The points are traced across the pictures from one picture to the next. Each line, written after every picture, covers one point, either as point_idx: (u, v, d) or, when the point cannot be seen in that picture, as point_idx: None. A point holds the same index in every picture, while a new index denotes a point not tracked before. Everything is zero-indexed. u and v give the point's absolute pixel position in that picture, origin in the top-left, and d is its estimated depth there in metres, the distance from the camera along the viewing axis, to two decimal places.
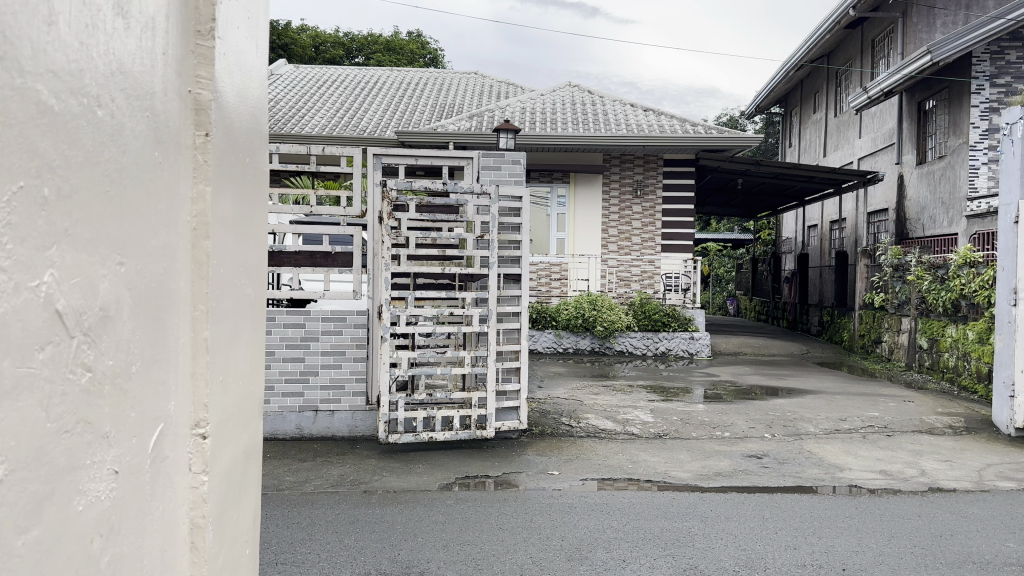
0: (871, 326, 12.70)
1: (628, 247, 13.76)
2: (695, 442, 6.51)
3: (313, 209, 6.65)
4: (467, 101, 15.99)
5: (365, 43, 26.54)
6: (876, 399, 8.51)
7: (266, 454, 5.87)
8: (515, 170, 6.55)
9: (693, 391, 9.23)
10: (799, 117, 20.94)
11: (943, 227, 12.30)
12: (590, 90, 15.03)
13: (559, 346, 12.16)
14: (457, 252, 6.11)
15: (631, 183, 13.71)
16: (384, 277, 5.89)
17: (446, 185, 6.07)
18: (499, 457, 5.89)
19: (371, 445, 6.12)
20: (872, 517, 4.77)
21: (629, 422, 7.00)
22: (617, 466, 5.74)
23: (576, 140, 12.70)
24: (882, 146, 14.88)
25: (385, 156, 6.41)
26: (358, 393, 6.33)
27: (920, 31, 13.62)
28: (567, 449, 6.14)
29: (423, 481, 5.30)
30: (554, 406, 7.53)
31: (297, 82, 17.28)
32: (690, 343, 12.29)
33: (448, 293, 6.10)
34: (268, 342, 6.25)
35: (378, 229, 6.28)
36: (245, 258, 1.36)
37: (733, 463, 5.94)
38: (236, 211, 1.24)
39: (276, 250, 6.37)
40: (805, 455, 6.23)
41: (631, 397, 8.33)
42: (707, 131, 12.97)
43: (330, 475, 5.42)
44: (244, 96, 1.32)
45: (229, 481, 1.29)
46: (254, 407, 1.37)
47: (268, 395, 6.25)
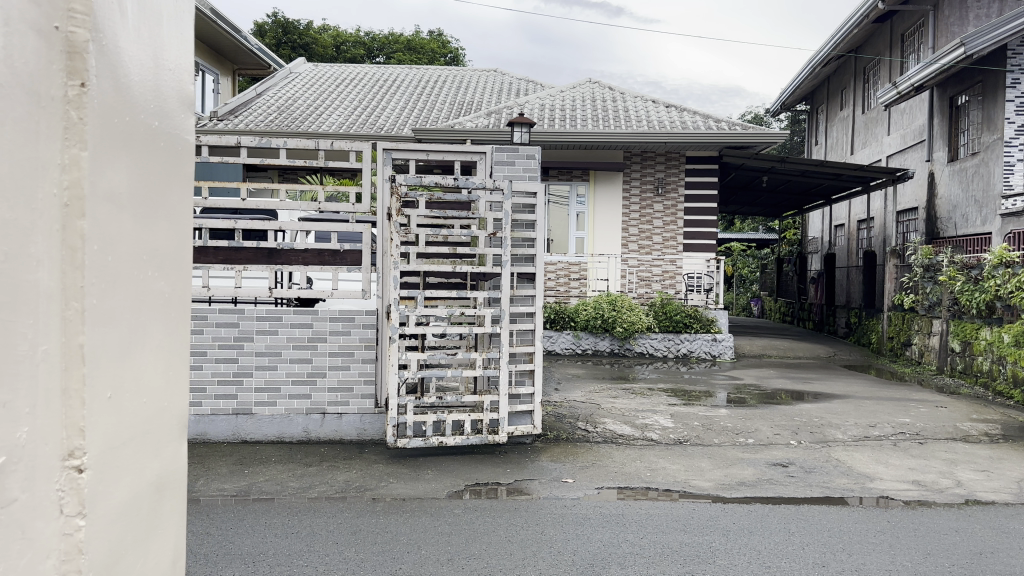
0: (901, 328, 12.31)
1: (649, 247, 13.49)
2: (717, 448, 6.25)
3: (322, 206, 6.47)
4: (486, 99, 15.78)
5: (386, 42, 26.46)
6: (907, 404, 8.18)
7: (271, 458, 5.69)
8: (530, 165, 6.31)
9: (715, 394, 8.97)
10: (826, 115, 20.50)
11: (976, 226, 11.89)
12: (610, 87, 14.78)
13: (577, 347, 11.89)
14: (468, 250, 5.89)
15: (652, 181, 13.43)
16: (392, 276, 5.66)
17: (458, 181, 5.87)
18: (512, 463, 5.66)
19: (380, 450, 5.92)
20: (905, 532, 4.48)
21: (648, 427, 6.74)
22: (635, 474, 5.49)
23: (596, 137, 12.45)
24: (912, 143, 14.46)
25: (395, 151, 6.19)
26: (366, 395, 6.14)
27: (952, 25, 13.22)
28: (583, 455, 5.91)
29: (432, 489, 5.08)
30: (571, 410, 7.30)
31: (315, 80, 17.17)
32: (713, 345, 11.94)
33: (459, 292, 5.89)
34: (275, 342, 6.06)
35: (387, 226, 6.04)
36: (169, 245, 1.01)
37: (756, 472, 5.67)
38: (137, 183, 0.89)
39: (284, 247, 6.20)
40: (833, 464, 5.94)
41: (651, 401, 8.08)
42: (730, 128, 12.68)
43: (335, 481, 5.22)
44: (156, 46, 0.96)
45: (139, 524, 0.94)
46: (166, 428, 1.01)
47: (275, 397, 6.07)
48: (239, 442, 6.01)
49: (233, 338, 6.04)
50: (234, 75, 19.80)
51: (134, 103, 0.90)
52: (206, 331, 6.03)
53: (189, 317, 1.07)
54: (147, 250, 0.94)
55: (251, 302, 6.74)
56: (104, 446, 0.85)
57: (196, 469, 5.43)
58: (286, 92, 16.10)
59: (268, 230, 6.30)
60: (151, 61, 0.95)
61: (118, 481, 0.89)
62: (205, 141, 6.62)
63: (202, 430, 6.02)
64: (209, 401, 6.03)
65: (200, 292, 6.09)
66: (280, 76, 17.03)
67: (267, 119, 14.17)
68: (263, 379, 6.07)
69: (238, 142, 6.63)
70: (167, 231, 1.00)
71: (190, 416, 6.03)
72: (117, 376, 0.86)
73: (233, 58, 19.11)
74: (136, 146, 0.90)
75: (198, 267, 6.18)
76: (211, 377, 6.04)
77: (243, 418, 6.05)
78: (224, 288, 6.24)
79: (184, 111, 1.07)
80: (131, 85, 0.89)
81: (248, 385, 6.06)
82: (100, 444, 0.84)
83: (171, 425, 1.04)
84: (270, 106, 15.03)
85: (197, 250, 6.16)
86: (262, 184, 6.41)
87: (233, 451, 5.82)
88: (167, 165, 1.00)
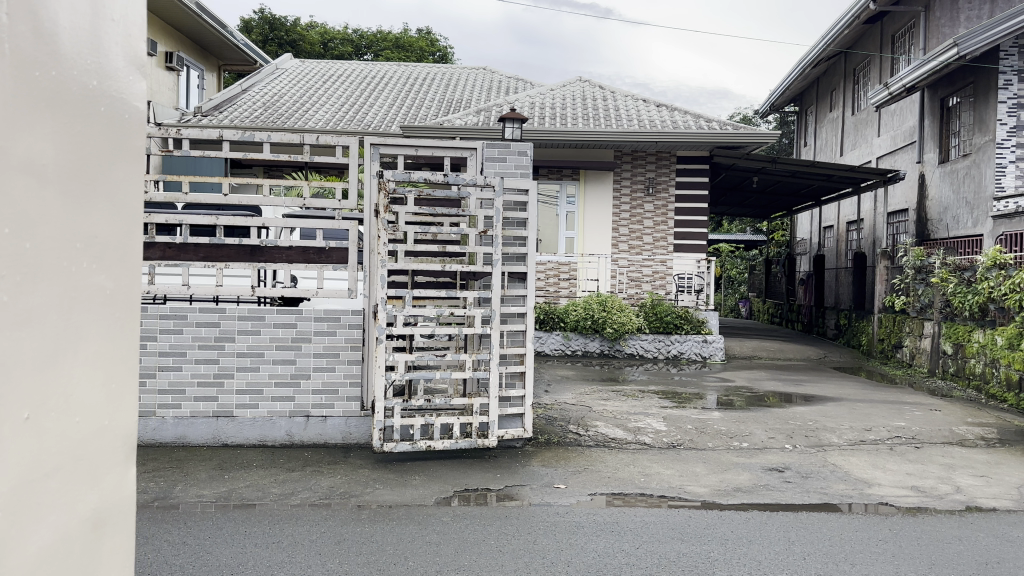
0: (892, 330, 12.24)
1: (639, 247, 13.36)
2: (711, 452, 6.11)
3: (307, 202, 6.28)
4: (475, 97, 15.61)
5: (375, 39, 26.13)
6: (901, 407, 8.08)
7: (252, 463, 5.50)
8: (521, 162, 6.15)
9: (707, 396, 8.84)
10: (815, 116, 20.46)
11: (967, 228, 11.85)
12: (601, 85, 14.64)
13: (567, 348, 11.73)
14: (458, 249, 5.72)
15: (642, 180, 13.30)
16: (379, 275, 5.49)
17: (448, 178, 5.70)
18: (502, 468, 5.50)
19: (365, 454, 5.75)
20: (908, 541, 4.35)
21: (641, 430, 6.59)
22: (629, 479, 5.34)
23: (587, 135, 12.28)
24: (903, 144, 14.41)
25: (383, 146, 6.01)
26: (352, 398, 5.96)
27: (943, 25, 13.16)
28: (574, 459, 5.76)
29: (419, 495, 4.91)
30: (562, 412, 7.15)
31: (301, 77, 16.93)
32: (703, 347, 11.86)
33: (449, 292, 5.72)
34: (258, 342, 5.87)
35: (374, 224, 5.87)
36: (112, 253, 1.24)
37: (752, 477, 5.54)
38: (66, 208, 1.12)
39: (267, 244, 6.02)
40: (829, 469, 5.81)
41: (642, 403, 7.93)
42: (722, 128, 12.56)
43: (319, 487, 5.04)
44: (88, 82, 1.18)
45: (79, 490, 1.19)
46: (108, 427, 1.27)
47: (257, 399, 5.88)
48: (220, 446, 5.82)
49: (214, 338, 5.85)
50: (219, 71, 19.51)
51: (66, 68, 1.13)
52: (186, 331, 5.84)
53: (133, 326, 1.32)
54: (84, 237, 1.18)
55: (234, 302, 6.55)
56: (43, 419, 1.09)
57: (175, 474, 5.23)
58: (272, 88, 15.85)
59: (251, 226, 6.11)
60: (87, 87, 1.18)
61: (51, 509, 1.13)
62: (186, 135, 6.40)
63: (181, 433, 5.82)
64: (188, 403, 5.83)
65: (179, 290, 5.89)
66: (265, 72, 16.78)
67: (253, 115, 13.93)
68: (245, 381, 5.87)
69: (220, 135, 6.42)
70: (107, 211, 1.24)
71: (169, 419, 5.82)
72: (52, 374, 1.10)
73: (218, 53, 18.82)
74: (68, 154, 1.13)
75: (178, 265, 5.98)
76: (191, 379, 5.85)
77: (224, 421, 5.86)
78: (204, 286, 6.05)
79: (130, 74, 1.31)
80: (62, 46, 1.12)
81: (229, 387, 5.87)
82: (40, 420, 1.08)
83: (115, 443, 1.29)
84: (255, 102, 14.79)
85: (177, 247, 5.96)
86: (245, 179, 6.20)
87: (213, 456, 5.63)
88: (107, 146, 1.24)
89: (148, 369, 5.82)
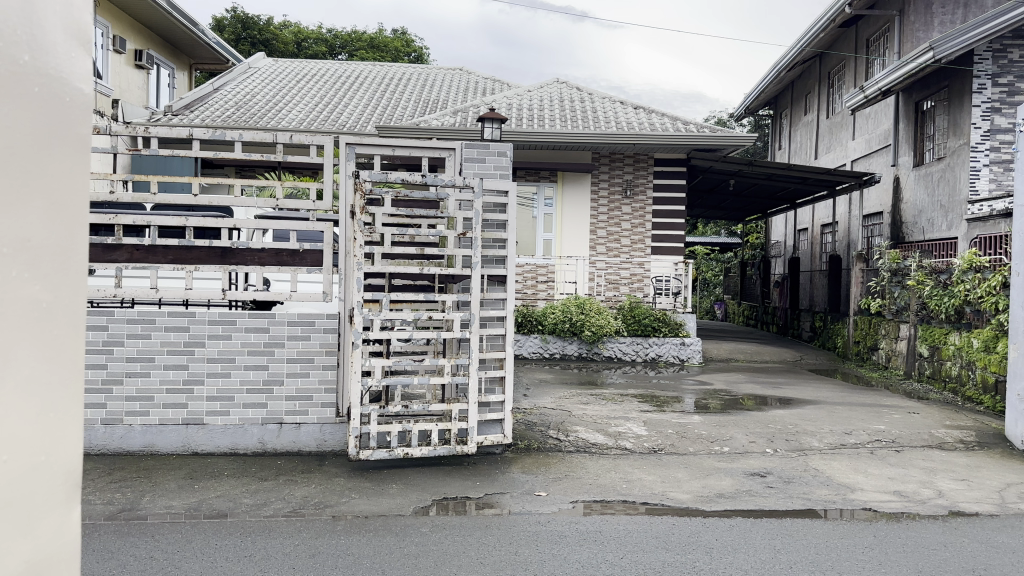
0: (867, 332, 12.29)
1: (617, 249, 13.30)
2: (693, 458, 6.04)
3: (279, 203, 6.11)
4: (451, 98, 15.48)
5: (349, 39, 25.88)
6: (879, 410, 8.07)
7: (223, 471, 5.34)
8: (501, 163, 6.05)
9: (685, 400, 8.79)
10: (790, 120, 20.57)
11: (942, 231, 11.92)
12: (578, 87, 14.57)
13: (545, 351, 11.65)
14: (436, 251, 5.58)
15: (620, 183, 13.25)
16: (355, 278, 5.34)
17: (425, 178, 5.57)
18: (481, 475, 5.38)
19: (341, 462, 5.60)
20: (894, 548, 4.29)
21: (621, 435, 6.49)
22: (610, 486, 5.24)
23: (565, 137, 12.20)
24: (877, 148, 14.52)
25: (359, 145, 5.85)
26: (327, 404, 5.81)
27: (917, 30, 13.29)
28: (555, 466, 5.65)
29: (397, 505, 4.77)
30: (541, 417, 7.04)
31: (275, 76, 16.69)
32: (681, 349, 11.83)
33: (426, 295, 5.58)
34: (228, 347, 5.70)
35: (349, 226, 5.73)
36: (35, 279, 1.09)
37: (734, 482, 5.46)
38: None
39: (239, 246, 5.86)
40: (812, 473, 5.76)
41: (622, 407, 7.85)
42: (699, 130, 12.55)
43: (292, 497, 4.88)
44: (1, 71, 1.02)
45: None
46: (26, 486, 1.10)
47: (228, 406, 5.71)
48: (189, 455, 5.65)
49: (183, 343, 5.66)
50: (191, 70, 19.20)
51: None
52: (154, 336, 5.65)
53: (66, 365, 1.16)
54: (13, 241, 1.05)
55: (204, 306, 6.37)
56: None
57: (143, 484, 5.05)
58: (245, 88, 15.60)
59: (222, 227, 5.94)
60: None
61: None
62: (154, 133, 6.19)
63: (149, 441, 5.64)
64: (157, 411, 5.65)
65: (148, 294, 5.70)
66: (238, 71, 16.52)
67: (225, 114, 13.70)
68: (215, 387, 5.70)
69: (190, 134, 6.22)
70: (43, 209, 1.11)
71: (137, 427, 5.63)
72: None
73: (189, 52, 18.50)
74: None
75: (146, 267, 5.79)
76: (159, 385, 5.66)
77: (194, 429, 5.69)
78: (173, 289, 5.87)
79: (70, 50, 1.17)
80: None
81: (199, 393, 5.69)
82: None
83: (54, 484, 1.16)
84: (228, 101, 14.54)
85: (144, 249, 5.77)
86: (216, 179, 6.02)
87: (182, 465, 5.46)
88: (42, 130, 1.11)
89: (115, 375, 5.62)
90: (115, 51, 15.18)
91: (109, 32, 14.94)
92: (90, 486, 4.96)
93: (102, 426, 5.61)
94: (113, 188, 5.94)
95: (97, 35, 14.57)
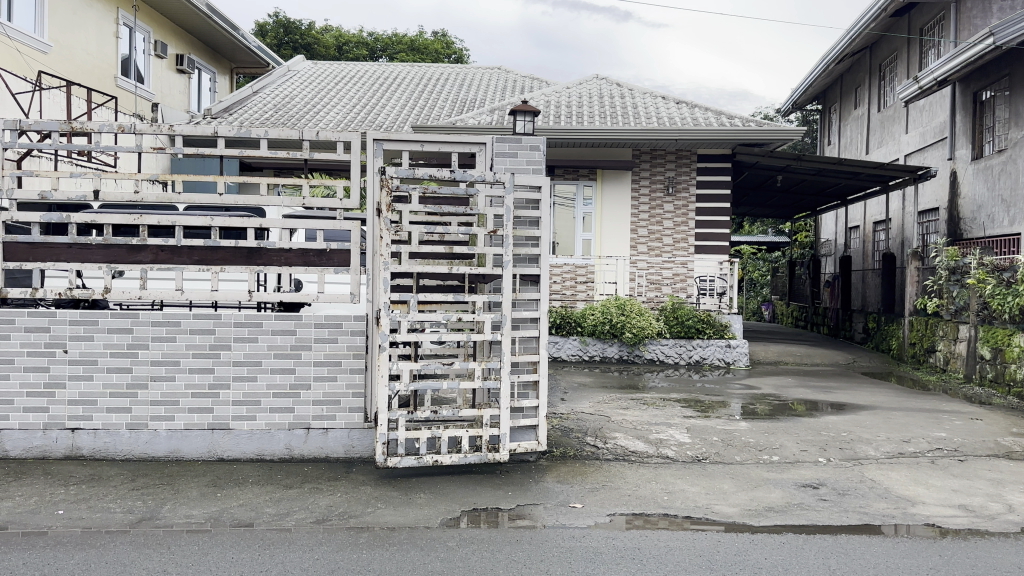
0: (924, 334, 11.73)
1: (659, 249, 12.94)
2: (739, 467, 5.70)
3: (306, 201, 5.92)
4: (489, 97, 15.29)
5: (390, 43, 25.83)
6: (939, 417, 7.59)
7: (248, 479, 5.17)
8: (534, 157, 5.78)
9: (731, 405, 8.41)
10: (839, 114, 19.93)
11: (1003, 227, 11.32)
12: (618, 83, 14.24)
13: (584, 353, 11.36)
14: (466, 249, 5.34)
15: (662, 180, 12.90)
16: (383, 278, 5.12)
17: (454, 173, 5.33)
18: (514, 484, 5.12)
19: (368, 470, 5.40)
20: (962, 570, 3.91)
21: (663, 443, 6.17)
22: (650, 497, 4.93)
23: (604, 134, 11.91)
24: (932, 141, 13.92)
25: (386, 141, 5.63)
26: (354, 409, 5.61)
27: (975, 17, 12.68)
28: (592, 475, 5.37)
29: (424, 516, 4.54)
30: (578, 423, 6.76)
31: (313, 78, 16.70)
32: (727, 351, 11.40)
33: (456, 296, 5.33)
34: (254, 350, 5.53)
35: (376, 224, 5.50)
36: None
37: (785, 495, 5.11)
38: None
39: (264, 247, 5.68)
40: (868, 485, 5.37)
41: (664, 412, 7.51)
42: (745, 125, 12.13)
43: (317, 507, 4.67)
44: None
45: None
46: None
47: (254, 410, 5.54)
48: (214, 462, 5.51)
49: (209, 346, 5.51)
50: (232, 74, 19.33)
51: None
52: (178, 339, 5.50)
53: None
54: None
55: (233, 307, 6.23)
56: None
57: (164, 492, 4.90)
58: (284, 90, 15.63)
59: (248, 226, 5.77)
60: None
61: None
62: (178, 131, 6.03)
63: (175, 447, 5.52)
64: (182, 415, 5.51)
65: (173, 296, 5.57)
66: (277, 73, 16.56)
67: (264, 116, 13.71)
68: (241, 391, 5.54)
69: (215, 132, 6.07)
70: None
71: (162, 432, 5.51)
72: None
73: (230, 56, 18.63)
74: None
75: (171, 268, 5.64)
76: (184, 390, 5.52)
77: (219, 434, 5.54)
78: (199, 291, 5.72)
79: None
80: None
81: (225, 398, 5.53)
82: None
83: None
84: (267, 104, 14.54)
85: (169, 250, 5.62)
86: (242, 177, 5.83)
87: (207, 471, 5.32)
88: None
89: (140, 379, 5.49)
90: (157, 56, 15.36)
91: (150, 38, 15.11)
92: (112, 494, 4.83)
93: (128, 430, 5.49)
94: (137, 187, 5.78)
95: (138, 40, 14.75)
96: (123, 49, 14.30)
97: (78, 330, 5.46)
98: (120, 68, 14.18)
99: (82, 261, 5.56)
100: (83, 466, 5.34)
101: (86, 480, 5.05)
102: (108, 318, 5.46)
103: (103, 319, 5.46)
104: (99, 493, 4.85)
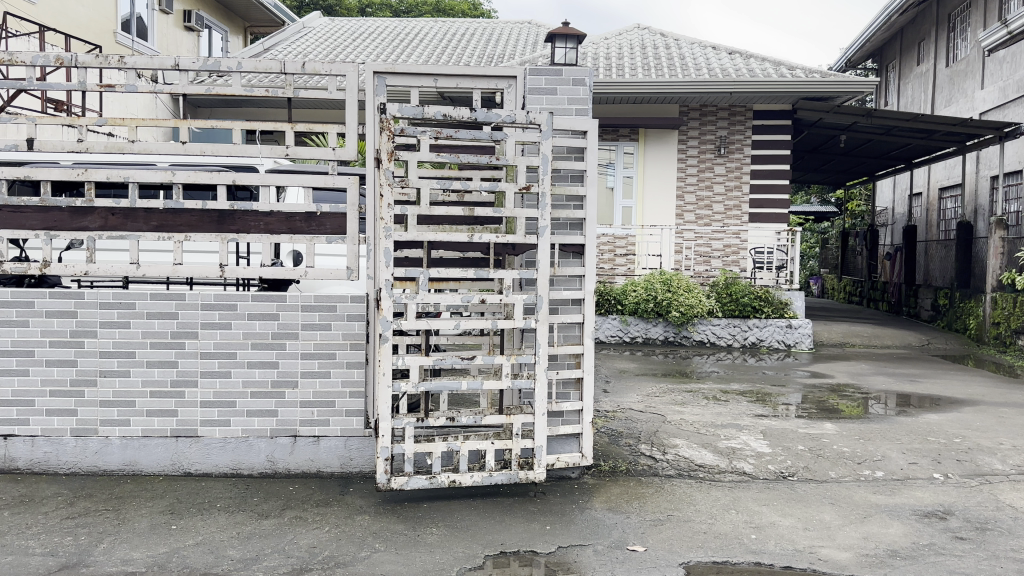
0: (1011, 312, 10.35)
1: (708, 217, 11.69)
2: (837, 488, 4.50)
3: (291, 151, 4.75)
4: (519, 53, 13.96)
5: (415, 4, 24.57)
6: None
7: (216, 503, 4.09)
8: (577, 94, 4.58)
9: (801, 397, 7.14)
10: (899, 72, 18.31)
11: None
12: (661, 33, 12.90)
13: (625, 334, 10.22)
14: (490, 211, 4.13)
15: (712, 139, 11.60)
16: (384, 248, 3.93)
17: (475, 113, 4.10)
18: (553, 515, 3.96)
19: (368, 491, 4.30)
20: None
21: (736, 454, 4.97)
22: (732, 536, 3.75)
23: (649, 87, 10.60)
24: (1015, 96, 12.43)
25: (390, 74, 4.40)
26: (352, 413, 4.48)
27: None
28: (651, 500, 4.20)
29: (436, 564, 3.41)
30: (627, 425, 5.59)
31: (328, 35, 15.49)
32: (787, 333, 10.13)
33: (478, 271, 4.14)
34: (228, 339, 4.42)
35: (375, 177, 4.28)
36: None
37: (907, 532, 3.89)
38: None
39: (239, 209, 4.51)
40: (1010, 515, 4.12)
41: (728, 409, 6.31)
42: (808, 75, 10.75)
43: (296, 549, 3.56)
44: None
45: None
46: None
47: (228, 415, 4.45)
48: (180, 477, 4.46)
49: (171, 335, 4.41)
50: (246, 34, 18.24)
51: None
52: (134, 325, 4.41)
53: None
54: None
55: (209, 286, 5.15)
56: None
57: (107, 522, 3.83)
58: (296, 48, 14.44)
59: (219, 184, 4.61)
60: None
61: None
62: (131, 64, 4.82)
63: (132, 458, 4.46)
64: (140, 420, 4.44)
65: (127, 271, 4.45)
66: (290, 31, 15.38)
67: None
68: (212, 391, 4.43)
69: (176, 65, 4.86)
70: None
71: (115, 440, 4.44)
72: None
73: (244, 15, 17.54)
74: None
75: (125, 237, 4.53)
76: (142, 388, 4.43)
77: (185, 444, 4.46)
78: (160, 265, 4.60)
79: None
80: None
81: (192, 399, 4.43)
82: None
83: None
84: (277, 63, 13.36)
85: (121, 214, 4.49)
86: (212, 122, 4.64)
87: (167, 491, 4.26)
88: None
89: (86, 375, 4.41)
90: (162, 12, 14.32)
91: None
92: (40, 526, 3.77)
93: (73, 438, 4.43)
94: (81, 135, 4.63)
95: None
96: (124, 8, 13.26)
97: (9, 314, 4.39)
98: (120, 24, 13.13)
99: (13, 227, 4.46)
100: (16, 484, 4.30)
101: (11, 505, 3.99)
102: (47, 298, 4.38)
103: (40, 300, 4.38)
104: (22, 523, 3.78)
